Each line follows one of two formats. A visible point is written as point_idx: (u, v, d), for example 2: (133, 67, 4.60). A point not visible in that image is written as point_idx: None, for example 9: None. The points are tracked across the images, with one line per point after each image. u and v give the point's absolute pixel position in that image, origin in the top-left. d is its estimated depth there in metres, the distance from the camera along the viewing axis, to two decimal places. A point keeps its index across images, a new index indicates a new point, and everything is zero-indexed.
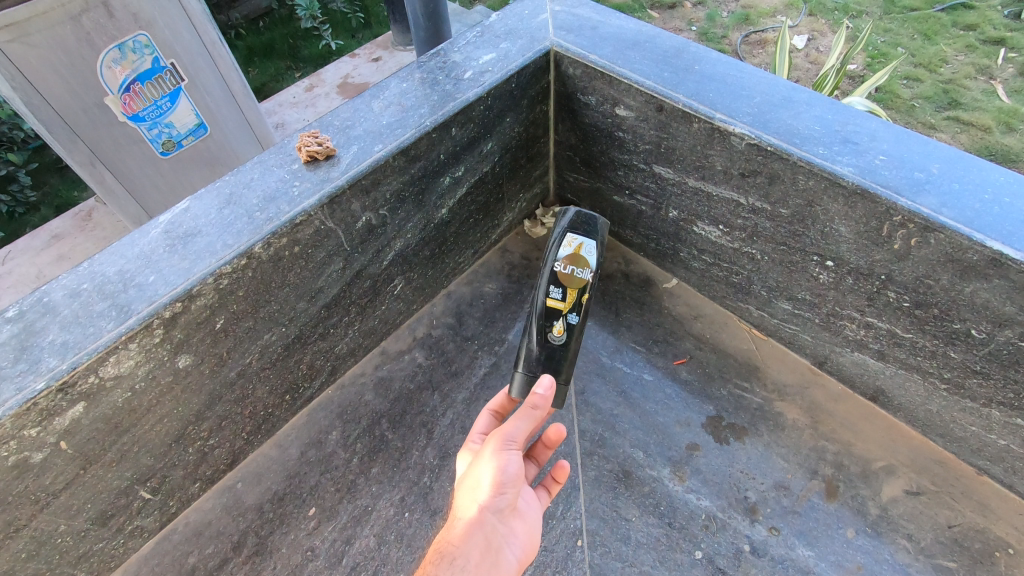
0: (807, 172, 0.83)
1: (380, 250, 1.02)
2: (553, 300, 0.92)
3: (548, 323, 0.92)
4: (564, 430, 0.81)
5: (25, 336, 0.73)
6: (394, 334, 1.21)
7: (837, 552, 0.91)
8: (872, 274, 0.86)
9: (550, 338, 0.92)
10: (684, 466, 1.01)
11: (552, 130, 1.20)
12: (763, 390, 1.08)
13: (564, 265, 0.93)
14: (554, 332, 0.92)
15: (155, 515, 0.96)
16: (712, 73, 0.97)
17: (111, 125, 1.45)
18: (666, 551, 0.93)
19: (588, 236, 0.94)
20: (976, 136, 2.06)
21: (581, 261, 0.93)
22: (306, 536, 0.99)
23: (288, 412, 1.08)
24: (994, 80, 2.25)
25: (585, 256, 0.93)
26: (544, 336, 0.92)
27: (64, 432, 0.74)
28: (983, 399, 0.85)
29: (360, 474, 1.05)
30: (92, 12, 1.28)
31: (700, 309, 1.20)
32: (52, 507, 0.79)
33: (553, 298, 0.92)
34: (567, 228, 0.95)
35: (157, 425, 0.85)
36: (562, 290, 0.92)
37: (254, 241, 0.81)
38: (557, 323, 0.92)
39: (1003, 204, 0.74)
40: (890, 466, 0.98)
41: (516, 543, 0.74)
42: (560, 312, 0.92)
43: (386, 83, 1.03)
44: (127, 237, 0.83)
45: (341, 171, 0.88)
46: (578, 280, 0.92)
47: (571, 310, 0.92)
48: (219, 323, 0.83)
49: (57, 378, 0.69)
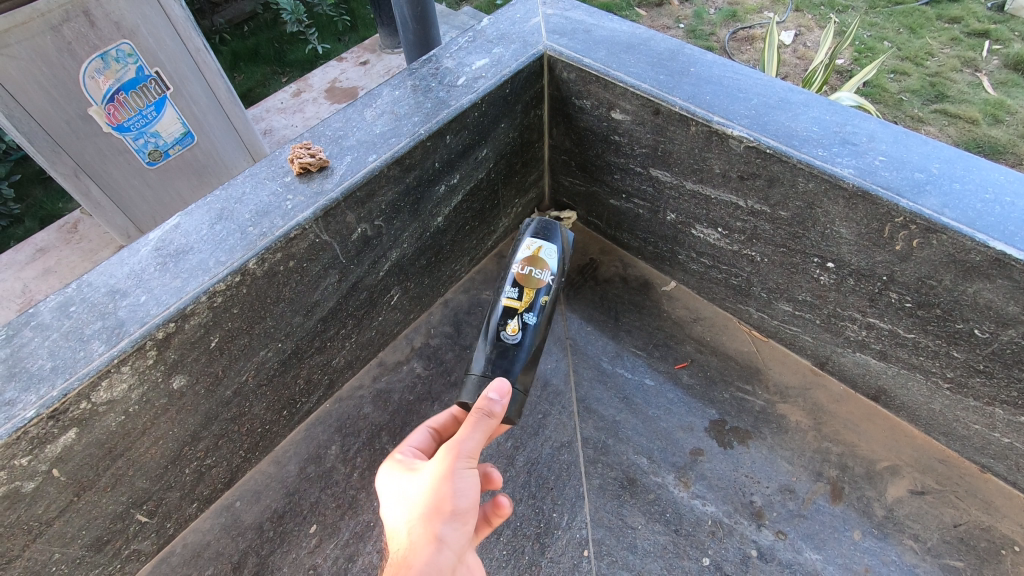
0: (807, 175, 0.82)
1: (376, 262, 1.00)
2: (508, 301, 0.96)
3: (504, 322, 0.94)
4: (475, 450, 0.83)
5: (14, 361, 0.71)
6: (392, 345, 1.20)
7: (845, 554, 0.90)
8: (873, 275, 0.85)
9: (505, 338, 0.93)
10: (689, 471, 1.00)
11: (547, 134, 1.19)
12: (765, 392, 1.08)
13: (524, 267, 0.98)
14: (508, 331, 0.93)
15: (152, 538, 0.93)
16: (708, 76, 0.96)
17: (95, 136, 1.42)
18: (673, 558, 0.92)
19: (549, 241, 1.01)
20: (963, 129, 2.07)
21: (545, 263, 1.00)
22: (308, 554, 0.97)
23: (285, 428, 1.06)
24: (980, 72, 2.27)
25: (550, 261, 1.00)
26: (499, 335, 0.93)
27: (56, 460, 0.72)
28: (987, 398, 0.85)
29: (361, 489, 1.03)
30: (73, 22, 1.25)
31: (699, 312, 1.20)
32: (46, 536, 0.77)
33: (510, 297, 0.96)
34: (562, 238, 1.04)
35: (152, 447, 0.83)
36: (519, 289, 0.96)
37: (248, 257, 0.79)
38: (512, 322, 0.94)
39: (1004, 204, 0.74)
40: (894, 466, 0.98)
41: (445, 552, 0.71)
42: (518, 311, 0.95)
43: (379, 91, 1.01)
44: (115, 255, 0.81)
45: (335, 183, 0.86)
46: (535, 281, 0.97)
47: (527, 308, 0.95)
48: (214, 341, 0.81)
49: (48, 406, 0.67)
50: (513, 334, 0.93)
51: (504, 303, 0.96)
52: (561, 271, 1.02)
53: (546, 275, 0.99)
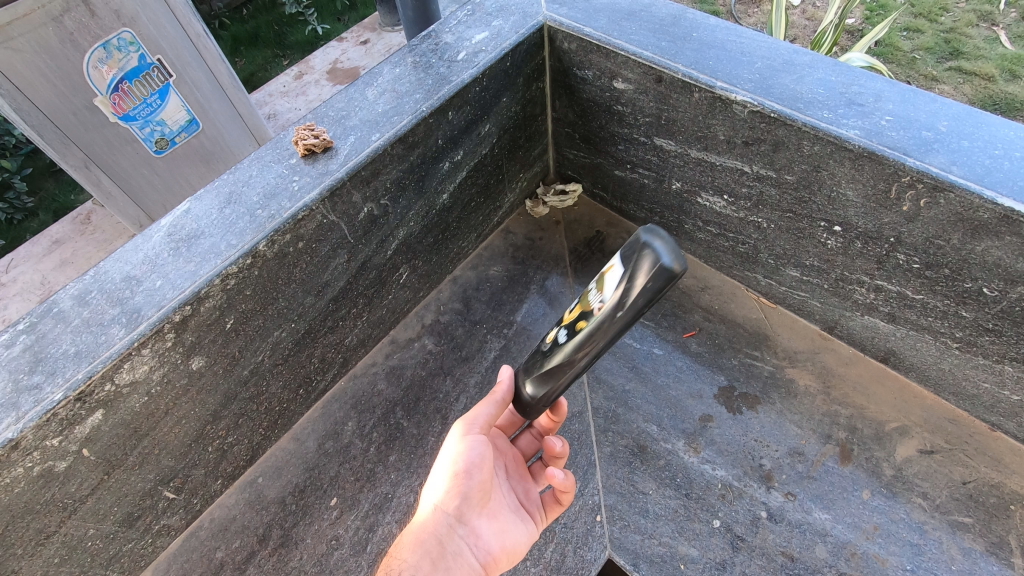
0: (813, 138, 0.82)
1: (384, 241, 1.01)
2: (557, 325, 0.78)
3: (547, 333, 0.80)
4: (556, 445, 0.81)
5: (39, 346, 0.73)
6: (403, 322, 1.22)
7: (854, 513, 0.92)
8: (880, 237, 0.85)
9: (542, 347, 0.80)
10: (698, 437, 1.02)
11: (550, 108, 1.18)
12: (774, 357, 1.09)
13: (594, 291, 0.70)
14: (546, 340, 0.79)
15: (180, 513, 0.97)
16: (712, 40, 0.94)
17: (102, 127, 1.43)
18: (684, 521, 0.94)
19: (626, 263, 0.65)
20: (978, 86, 2.00)
21: (602, 286, 0.68)
22: (330, 525, 1.00)
23: (302, 406, 1.09)
24: (996, 26, 2.19)
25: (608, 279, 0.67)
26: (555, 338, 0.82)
27: (86, 439, 0.75)
28: (996, 355, 0.85)
29: (379, 463, 1.06)
30: (74, 12, 1.25)
31: (707, 281, 1.20)
32: (80, 512, 0.81)
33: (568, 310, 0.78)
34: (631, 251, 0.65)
35: (176, 426, 0.86)
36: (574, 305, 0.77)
37: (258, 240, 0.80)
38: (552, 332, 0.79)
39: (1014, 159, 0.73)
40: (903, 426, 0.98)
41: (479, 533, 0.76)
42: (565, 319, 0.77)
43: (380, 69, 1.01)
44: (129, 242, 0.82)
45: (340, 164, 0.87)
46: (585, 305, 0.71)
47: (561, 328, 0.76)
48: (229, 323, 0.83)
49: (74, 388, 0.70)
50: (547, 353, 0.78)
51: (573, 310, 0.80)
52: (616, 304, 0.66)
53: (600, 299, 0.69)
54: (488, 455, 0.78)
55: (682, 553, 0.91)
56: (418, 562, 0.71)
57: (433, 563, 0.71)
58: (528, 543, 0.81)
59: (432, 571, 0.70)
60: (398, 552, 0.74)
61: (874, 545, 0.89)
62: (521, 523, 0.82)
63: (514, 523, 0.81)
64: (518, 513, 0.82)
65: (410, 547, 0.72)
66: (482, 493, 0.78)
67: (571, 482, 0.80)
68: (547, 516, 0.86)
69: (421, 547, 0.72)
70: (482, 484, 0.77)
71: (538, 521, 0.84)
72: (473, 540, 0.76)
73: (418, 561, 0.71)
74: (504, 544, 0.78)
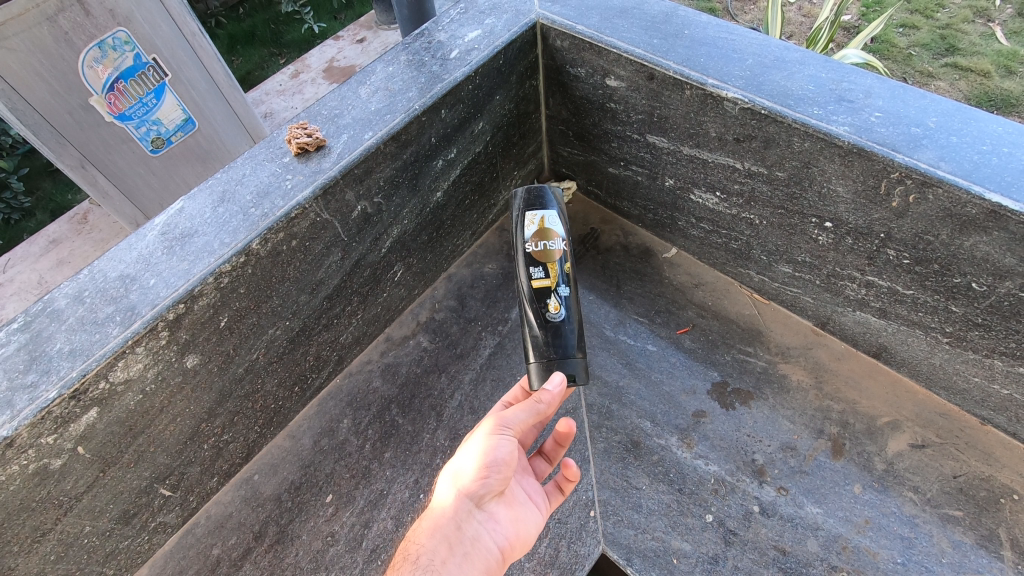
0: (803, 134, 0.82)
1: (378, 239, 1.02)
2: (547, 298, 0.91)
3: (545, 302, 0.90)
4: (573, 425, 0.84)
5: (34, 345, 0.74)
6: (398, 320, 1.22)
7: (846, 507, 0.92)
8: (871, 233, 0.85)
9: (551, 318, 0.90)
10: (691, 433, 1.02)
11: (543, 105, 1.19)
12: (767, 353, 1.09)
13: (545, 241, 0.93)
14: (551, 310, 0.90)
15: (176, 510, 0.98)
16: (703, 37, 0.95)
17: (97, 126, 1.43)
18: (677, 516, 0.95)
19: (545, 208, 0.96)
20: (975, 82, 1.99)
21: (552, 233, 0.94)
22: (325, 522, 1.01)
23: (298, 403, 1.10)
24: (993, 22, 2.19)
25: (557, 228, 0.95)
26: (543, 317, 0.90)
27: (81, 438, 0.75)
28: (986, 350, 0.85)
29: (374, 459, 1.07)
30: (68, 11, 1.25)
31: (701, 277, 1.20)
32: (76, 510, 0.81)
33: (537, 278, 0.92)
34: (524, 207, 0.97)
35: (172, 424, 0.86)
36: (544, 267, 0.92)
37: (251, 238, 0.80)
38: (552, 301, 0.90)
39: (1001, 154, 0.73)
40: (895, 421, 0.99)
41: (496, 522, 0.77)
42: (550, 290, 0.91)
43: (373, 67, 1.01)
44: (123, 241, 0.83)
45: (332, 162, 0.87)
46: (553, 252, 0.93)
47: (558, 284, 0.92)
48: (223, 321, 0.84)
49: (69, 386, 0.70)
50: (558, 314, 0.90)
51: (533, 286, 0.91)
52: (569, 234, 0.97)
53: (558, 242, 0.94)
54: (515, 453, 0.78)
55: (675, 548, 0.92)
56: (436, 546, 0.71)
57: (451, 547, 0.72)
58: (538, 532, 0.82)
59: (449, 557, 0.71)
60: (414, 537, 0.75)
61: (865, 538, 0.90)
62: (535, 512, 0.82)
63: (528, 512, 0.82)
64: (532, 505, 0.83)
65: (431, 530, 0.73)
66: (503, 484, 0.78)
67: (577, 472, 0.85)
68: (550, 504, 0.88)
69: (440, 532, 0.72)
70: (505, 476, 0.77)
71: (546, 510, 0.86)
72: (490, 527, 0.76)
73: (437, 546, 0.71)
74: (519, 532, 0.79)
